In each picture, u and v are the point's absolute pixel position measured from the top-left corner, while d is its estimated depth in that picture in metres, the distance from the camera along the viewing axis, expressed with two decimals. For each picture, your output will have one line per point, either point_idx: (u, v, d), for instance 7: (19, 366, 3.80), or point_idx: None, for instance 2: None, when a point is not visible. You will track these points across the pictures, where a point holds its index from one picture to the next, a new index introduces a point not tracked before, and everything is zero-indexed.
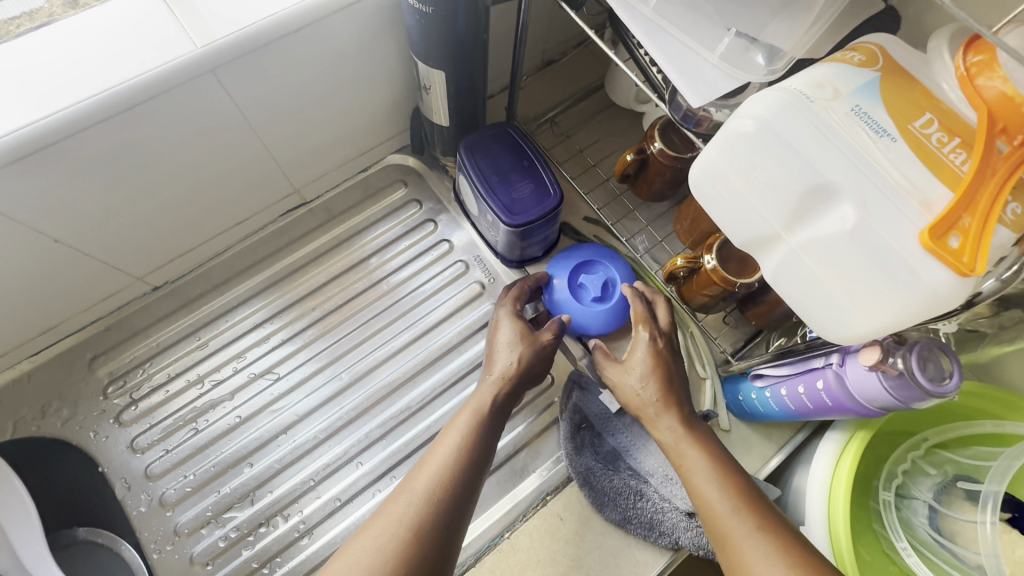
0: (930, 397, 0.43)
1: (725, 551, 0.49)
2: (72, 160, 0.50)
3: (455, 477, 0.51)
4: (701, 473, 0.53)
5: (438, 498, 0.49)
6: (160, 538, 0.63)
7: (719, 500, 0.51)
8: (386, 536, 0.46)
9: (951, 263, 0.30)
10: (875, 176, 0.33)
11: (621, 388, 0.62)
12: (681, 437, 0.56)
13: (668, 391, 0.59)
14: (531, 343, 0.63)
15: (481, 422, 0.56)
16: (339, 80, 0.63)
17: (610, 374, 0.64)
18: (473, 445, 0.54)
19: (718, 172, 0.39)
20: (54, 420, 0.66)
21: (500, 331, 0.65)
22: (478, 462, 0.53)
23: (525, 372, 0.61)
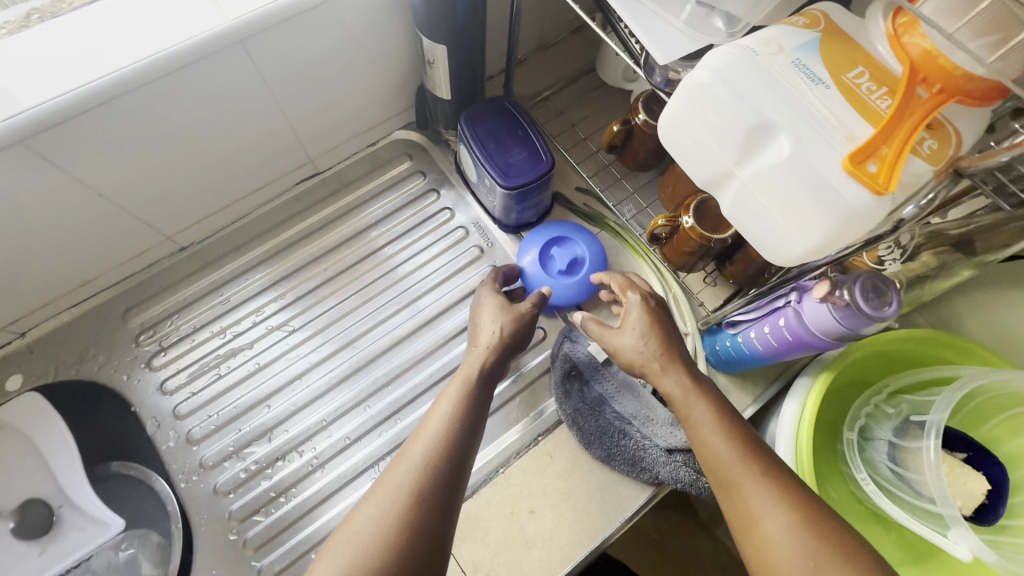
0: (873, 322, 0.49)
1: (732, 495, 0.52)
2: (119, 119, 0.56)
3: (449, 444, 0.54)
4: (709, 423, 0.56)
5: (435, 462, 0.53)
6: (186, 470, 0.69)
7: (725, 447, 0.54)
8: (388, 504, 0.49)
9: (868, 183, 0.36)
10: (808, 115, 0.39)
11: (621, 350, 0.65)
12: (689, 390, 0.59)
13: (669, 347, 0.62)
14: (512, 312, 0.68)
15: (469, 391, 0.60)
16: (352, 56, 0.69)
17: (609, 339, 0.66)
18: (465, 414, 0.58)
19: (682, 120, 0.45)
20: (91, 364, 0.72)
21: (482, 307, 0.69)
22: (473, 427, 0.57)
23: (508, 338, 0.66)
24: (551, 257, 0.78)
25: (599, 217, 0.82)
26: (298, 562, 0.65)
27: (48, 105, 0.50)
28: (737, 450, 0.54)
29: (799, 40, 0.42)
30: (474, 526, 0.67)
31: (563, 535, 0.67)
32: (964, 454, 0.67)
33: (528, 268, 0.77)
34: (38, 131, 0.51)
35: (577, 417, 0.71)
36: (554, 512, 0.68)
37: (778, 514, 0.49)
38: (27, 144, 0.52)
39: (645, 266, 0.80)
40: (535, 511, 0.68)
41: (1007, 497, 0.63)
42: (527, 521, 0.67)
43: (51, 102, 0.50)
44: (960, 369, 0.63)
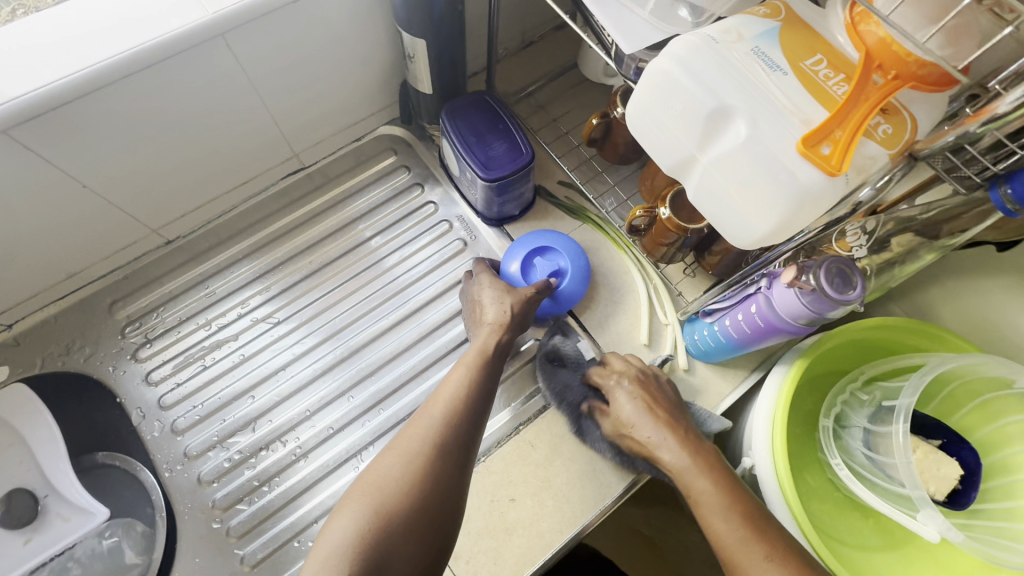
0: (838, 306, 0.50)
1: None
2: (102, 111, 0.57)
3: (463, 413, 0.59)
4: (709, 503, 0.56)
5: (454, 421, 0.58)
6: (171, 459, 0.70)
7: (728, 529, 0.54)
8: (407, 463, 0.54)
9: (822, 165, 0.38)
10: (765, 101, 0.40)
11: (623, 439, 0.66)
12: (687, 467, 0.59)
13: (662, 426, 0.62)
14: (516, 294, 0.70)
15: (485, 363, 0.64)
16: (334, 51, 0.70)
17: (607, 424, 0.67)
18: (479, 382, 0.62)
19: (647, 107, 0.46)
20: (77, 356, 0.73)
21: (482, 297, 0.71)
22: (484, 397, 0.61)
23: (516, 319, 0.69)
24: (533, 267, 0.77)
25: (581, 209, 0.82)
26: (281, 549, 0.66)
27: (32, 95, 0.51)
28: (739, 532, 0.54)
29: (759, 29, 0.43)
30: None
31: (542, 522, 0.67)
32: (939, 440, 0.67)
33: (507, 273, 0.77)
34: (23, 120, 0.52)
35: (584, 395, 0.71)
36: (533, 500, 0.68)
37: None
38: (10, 133, 0.53)
39: (626, 258, 0.80)
40: (515, 500, 0.68)
41: (979, 482, 0.64)
42: (508, 509, 0.68)
43: (35, 92, 0.51)
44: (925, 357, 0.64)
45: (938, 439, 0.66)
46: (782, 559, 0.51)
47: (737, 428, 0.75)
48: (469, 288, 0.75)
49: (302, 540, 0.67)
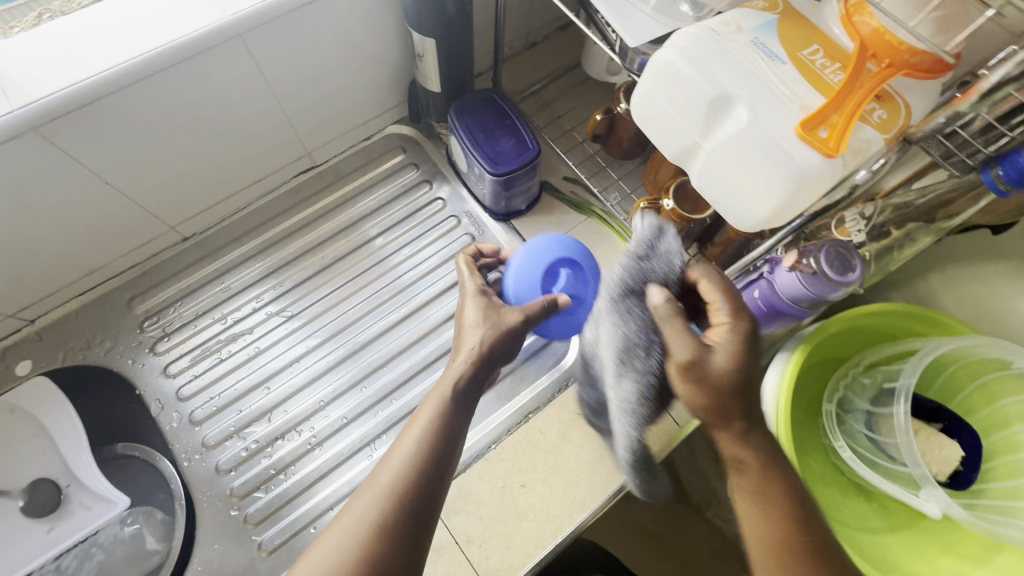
0: (839, 287, 0.52)
1: None
2: (127, 110, 0.60)
3: (410, 493, 0.48)
4: (781, 502, 0.49)
5: (409, 491, 0.49)
6: (189, 449, 0.72)
7: (780, 544, 0.48)
8: (349, 538, 0.46)
9: (819, 147, 0.40)
10: (765, 88, 0.42)
11: (682, 377, 0.51)
12: (769, 457, 0.50)
13: (740, 407, 0.50)
14: (497, 322, 0.60)
15: (448, 412, 0.54)
16: (346, 52, 0.73)
17: (681, 352, 0.50)
18: (434, 451, 0.51)
19: (651, 97, 0.48)
20: (97, 350, 0.75)
21: (466, 314, 0.61)
22: (446, 456, 0.52)
23: (492, 352, 0.58)
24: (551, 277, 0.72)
25: (585, 203, 0.85)
26: (297, 536, 0.68)
27: (62, 93, 0.53)
28: (793, 558, 0.47)
29: (758, 21, 0.45)
30: (467, 499, 0.69)
31: (553, 507, 0.69)
32: (942, 424, 0.69)
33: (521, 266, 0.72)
34: (51, 118, 0.54)
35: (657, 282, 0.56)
36: (544, 486, 0.70)
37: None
38: (39, 131, 0.55)
39: None
40: (525, 485, 0.70)
41: (980, 462, 0.66)
42: (519, 495, 0.70)
43: (64, 91, 0.53)
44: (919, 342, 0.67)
45: (941, 422, 0.68)
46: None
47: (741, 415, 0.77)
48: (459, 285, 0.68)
49: (318, 526, 0.68)
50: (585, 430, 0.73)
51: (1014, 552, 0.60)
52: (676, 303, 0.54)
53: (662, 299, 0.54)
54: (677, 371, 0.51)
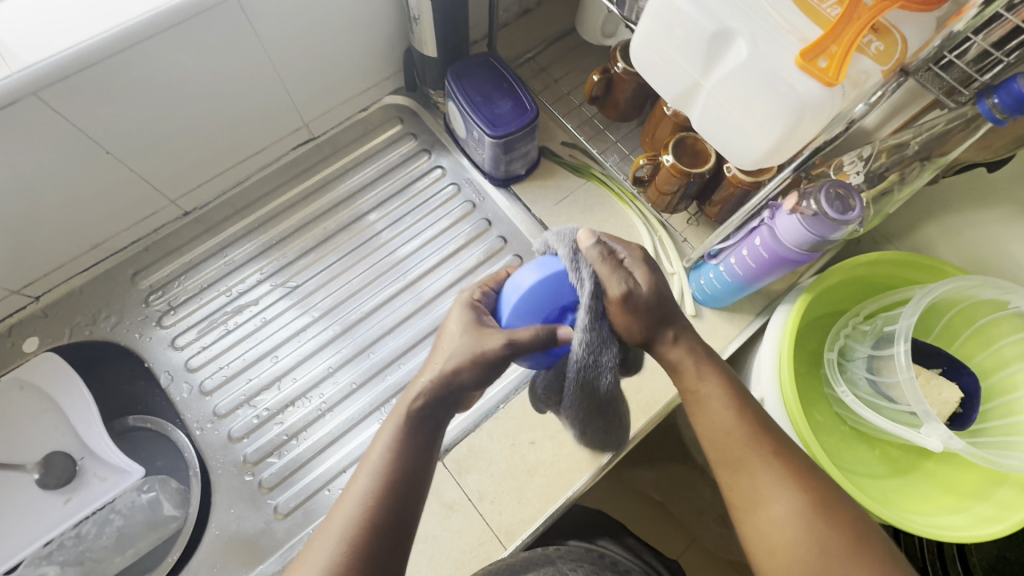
0: (839, 226, 0.54)
1: (735, 469, 0.53)
2: (127, 76, 0.60)
3: (369, 534, 0.46)
4: (716, 393, 0.54)
5: (360, 545, 0.45)
6: (201, 418, 0.72)
7: (738, 428, 0.53)
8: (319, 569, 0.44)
9: (817, 77, 0.40)
10: (763, 21, 0.42)
11: (622, 313, 0.52)
12: (702, 355, 0.55)
13: (674, 316, 0.56)
14: (473, 341, 0.52)
15: (395, 462, 0.49)
16: (342, 17, 0.72)
17: (614, 287, 0.51)
18: (393, 490, 0.48)
19: (651, 39, 0.48)
20: (104, 325, 0.75)
21: (449, 328, 0.55)
22: (394, 512, 0.47)
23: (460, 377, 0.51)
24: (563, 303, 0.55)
25: (584, 167, 0.85)
26: (313, 498, 0.69)
27: (62, 56, 0.53)
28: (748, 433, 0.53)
29: None
30: (477, 457, 0.70)
31: (562, 462, 0.70)
32: (941, 368, 0.70)
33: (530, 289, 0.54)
34: (51, 82, 0.54)
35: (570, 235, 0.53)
36: (553, 442, 0.71)
37: (785, 500, 0.50)
38: (40, 96, 0.55)
39: (631, 212, 0.82)
40: (535, 443, 0.71)
41: (978, 405, 0.67)
42: (529, 452, 0.71)
43: (62, 54, 0.53)
44: (913, 288, 0.68)
45: (941, 366, 0.69)
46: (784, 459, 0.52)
47: (744, 369, 0.78)
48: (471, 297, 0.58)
49: (332, 488, 0.69)
50: None
51: (1014, 485, 0.62)
52: (605, 246, 0.53)
53: (594, 242, 0.52)
54: (625, 301, 0.51)
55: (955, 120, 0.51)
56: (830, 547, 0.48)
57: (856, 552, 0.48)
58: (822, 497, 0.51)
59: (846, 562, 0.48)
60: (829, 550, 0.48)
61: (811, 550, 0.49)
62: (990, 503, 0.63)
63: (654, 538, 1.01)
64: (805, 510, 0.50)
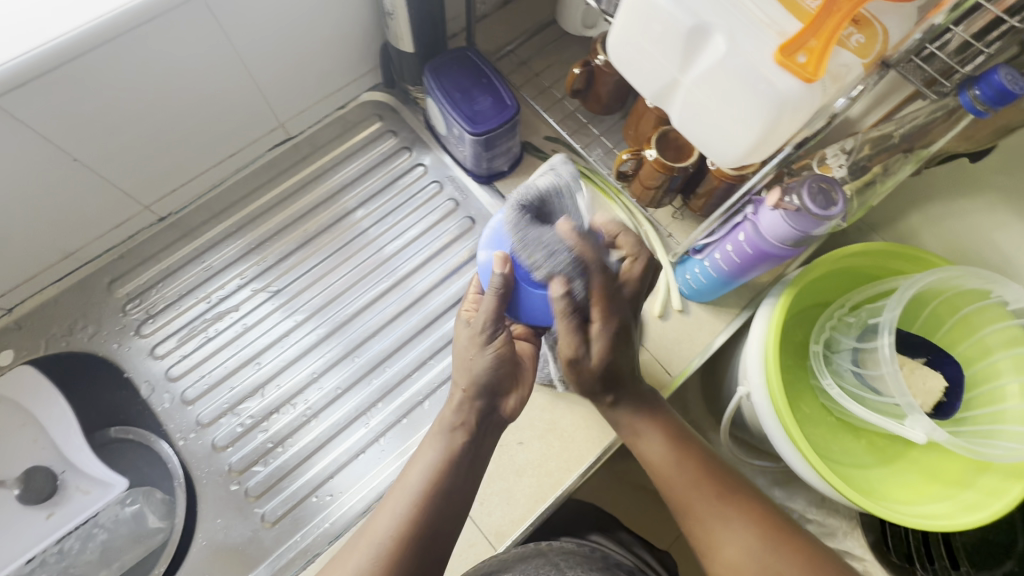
0: (822, 222, 0.53)
1: (689, 515, 0.60)
2: (91, 81, 0.58)
3: (420, 514, 0.53)
4: (660, 448, 0.61)
5: (415, 522, 0.53)
6: (184, 428, 0.71)
7: (680, 476, 0.60)
8: (379, 547, 0.52)
9: (797, 73, 0.39)
10: (740, 14, 0.41)
11: (576, 370, 0.55)
12: (639, 417, 0.61)
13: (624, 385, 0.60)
14: (477, 352, 0.56)
15: (450, 461, 0.55)
16: (313, 13, 0.70)
17: (574, 344, 0.53)
18: (427, 508, 0.54)
19: (628, 34, 0.47)
20: (81, 336, 0.73)
21: (465, 332, 0.57)
22: (453, 490, 0.55)
23: (489, 381, 0.56)
24: None
25: (568, 161, 0.84)
26: (301, 505, 0.68)
27: (17, 62, 0.51)
28: (693, 481, 0.60)
29: None
30: None
31: (550, 461, 0.70)
32: (925, 357, 0.70)
33: None
34: (8, 89, 0.52)
35: (557, 273, 0.51)
36: (541, 441, 0.71)
37: (738, 540, 0.57)
38: None
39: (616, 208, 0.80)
40: (523, 443, 0.71)
41: (962, 392, 0.67)
42: (517, 452, 0.70)
43: (17, 60, 0.51)
44: (897, 278, 0.68)
45: (924, 356, 0.70)
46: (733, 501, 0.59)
47: (731, 361, 0.78)
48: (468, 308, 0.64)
49: (320, 494, 0.69)
50: None
51: (996, 471, 0.63)
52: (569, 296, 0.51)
53: (562, 294, 0.51)
54: (586, 366, 0.55)
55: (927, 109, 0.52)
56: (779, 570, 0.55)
57: None
58: (772, 533, 0.57)
59: None
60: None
61: None
62: (972, 489, 0.64)
63: (646, 528, 1.02)
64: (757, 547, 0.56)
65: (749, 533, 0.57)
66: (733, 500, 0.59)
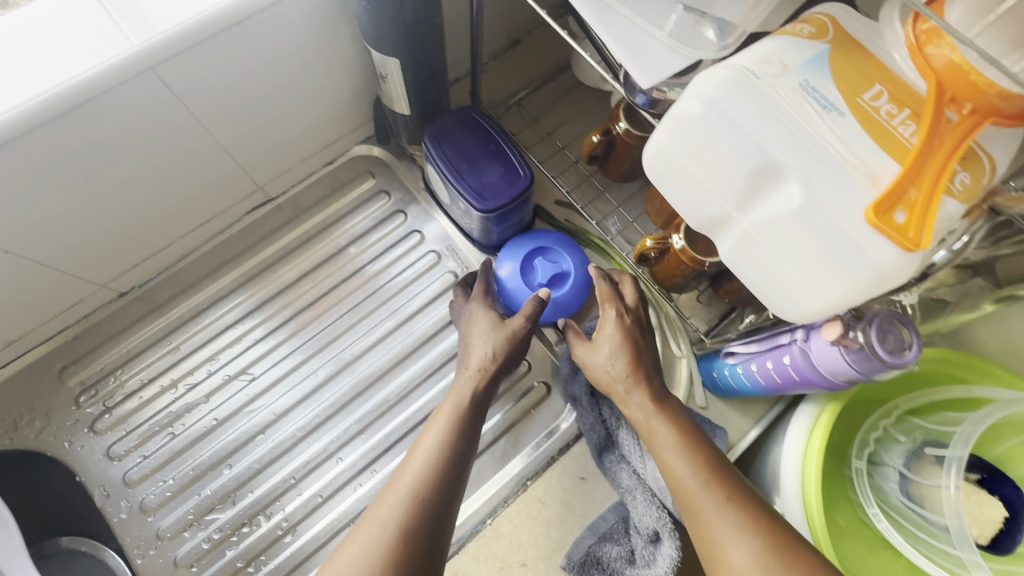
0: (890, 368, 0.44)
1: (693, 521, 0.50)
2: (18, 171, 0.48)
3: (443, 466, 0.51)
4: (670, 446, 0.53)
5: (439, 474, 0.50)
6: (142, 543, 0.63)
7: (696, 470, 0.51)
8: (400, 499, 0.48)
9: (896, 239, 0.32)
10: (820, 152, 0.34)
11: (624, 326, 0.60)
12: (651, 414, 0.56)
13: (647, 373, 0.58)
14: (504, 332, 0.60)
15: (462, 418, 0.55)
16: (292, 71, 0.60)
17: (629, 295, 0.63)
18: (443, 473, 0.50)
19: (671, 154, 0.39)
20: (27, 432, 0.65)
21: (474, 323, 0.62)
22: (463, 456, 0.53)
23: (502, 361, 0.59)
24: (526, 266, 0.68)
25: (580, 232, 0.75)
26: None
27: None
28: (704, 477, 0.50)
29: (805, 54, 0.35)
30: None
31: None
32: (977, 475, 0.58)
33: (505, 280, 0.68)
34: None
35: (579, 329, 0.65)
36: (547, 564, 0.64)
37: (743, 546, 0.46)
38: None
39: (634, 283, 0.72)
40: (526, 566, 0.64)
41: None
42: None
43: None
44: (994, 391, 0.57)
45: (977, 474, 0.58)
46: (744, 508, 0.48)
47: (751, 464, 0.69)
48: (459, 301, 0.67)
49: None
50: (590, 496, 0.67)
51: None
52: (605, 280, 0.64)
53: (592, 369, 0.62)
54: (631, 319, 0.61)
55: (1013, 230, 0.40)
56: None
57: None
58: (787, 547, 0.45)
59: None
60: None
61: None
62: None
63: None
64: (762, 555, 0.45)
65: (758, 543, 0.45)
66: (747, 505, 0.48)
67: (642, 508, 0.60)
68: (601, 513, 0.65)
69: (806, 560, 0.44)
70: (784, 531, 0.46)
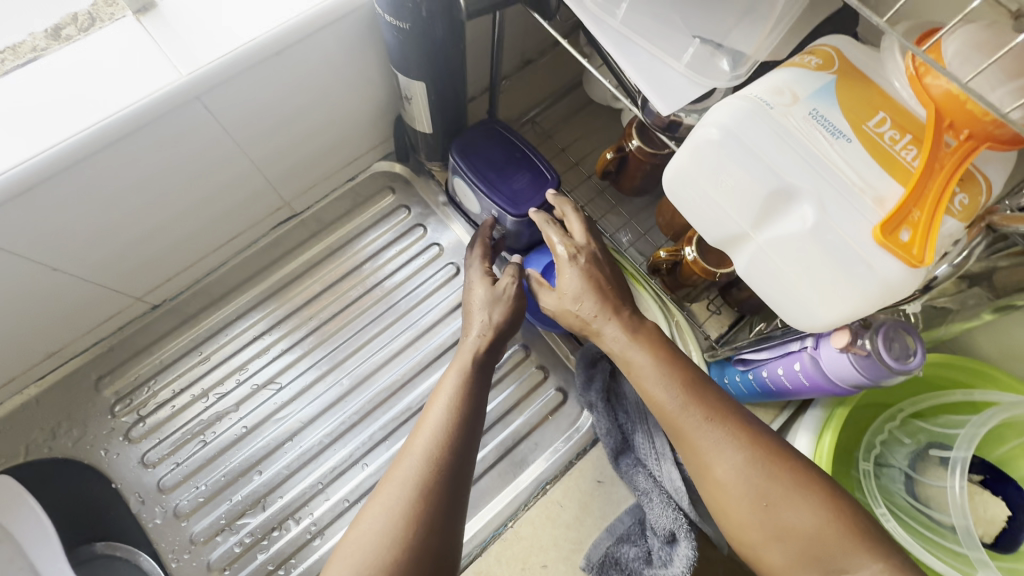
0: (896, 374, 0.47)
1: (678, 441, 0.50)
2: (71, 194, 0.51)
3: (457, 429, 0.51)
4: (648, 373, 0.52)
5: (453, 438, 0.50)
6: (177, 548, 0.65)
7: (676, 393, 0.50)
8: (415, 462, 0.48)
9: (902, 256, 0.35)
10: (831, 177, 0.37)
11: (582, 267, 0.59)
12: (626, 343, 0.55)
13: (613, 308, 0.57)
14: (492, 292, 0.63)
15: (468, 381, 0.56)
16: (322, 94, 0.63)
17: (577, 231, 0.62)
18: (455, 435, 0.50)
19: (688, 175, 0.43)
20: (65, 441, 0.67)
21: (474, 293, 0.64)
22: (476, 417, 0.53)
23: (503, 326, 0.61)
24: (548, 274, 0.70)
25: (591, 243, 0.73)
26: None
27: None
28: (684, 399, 0.50)
29: (814, 84, 0.38)
30: None
31: None
32: (980, 477, 0.60)
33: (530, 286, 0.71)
34: None
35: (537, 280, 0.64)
36: (567, 565, 0.65)
37: (729, 458, 0.47)
38: None
39: (646, 294, 0.71)
40: (547, 567, 0.65)
41: None
42: None
43: None
44: (994, 394, 0.59)
45: (980, 475, 0.60)
46: (725, 419, 0.49)
47: None
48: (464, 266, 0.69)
49: None
50: (608, 499, 0.68)
51: None
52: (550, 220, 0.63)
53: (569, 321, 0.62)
54: (585, 257, 0.60)
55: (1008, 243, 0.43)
56: (784, 505, 0.45)
57: (802, 496, 0.45)
58: (768, 451, 0.47)
59: (792, 511, 0.44)
60: (775, 505, 0.45)
61: (758, 505, 0.45)
62: None
63: None
64: (748, 463, 0.46)
65: (743, 452, 0.47)
66: (728, 417, 0.49)
67: (659, 508, 0.62)
68: (618, 516, 0.66)
69: (789, 461, 0.47)
70: (765, 438, 0.48)
